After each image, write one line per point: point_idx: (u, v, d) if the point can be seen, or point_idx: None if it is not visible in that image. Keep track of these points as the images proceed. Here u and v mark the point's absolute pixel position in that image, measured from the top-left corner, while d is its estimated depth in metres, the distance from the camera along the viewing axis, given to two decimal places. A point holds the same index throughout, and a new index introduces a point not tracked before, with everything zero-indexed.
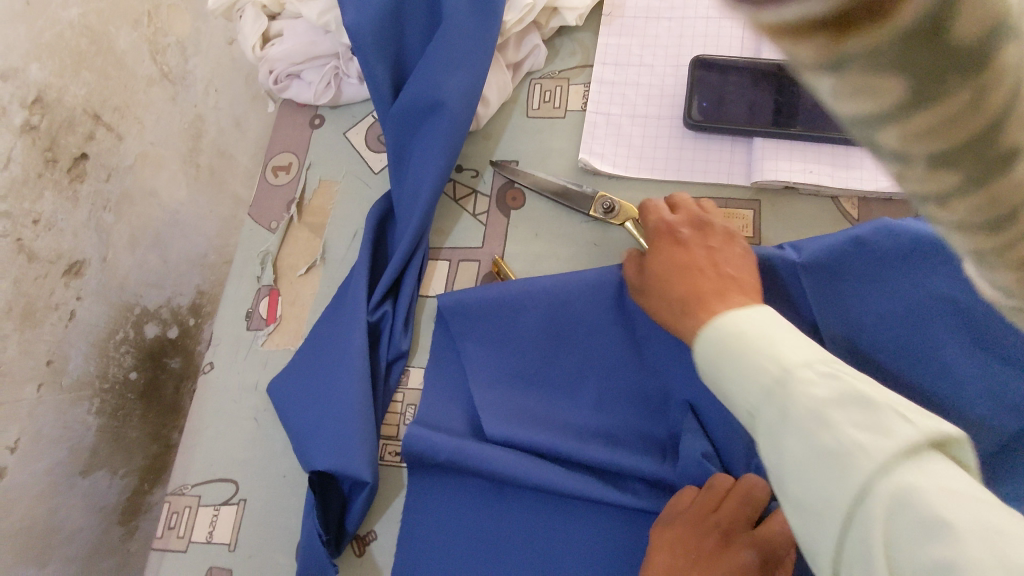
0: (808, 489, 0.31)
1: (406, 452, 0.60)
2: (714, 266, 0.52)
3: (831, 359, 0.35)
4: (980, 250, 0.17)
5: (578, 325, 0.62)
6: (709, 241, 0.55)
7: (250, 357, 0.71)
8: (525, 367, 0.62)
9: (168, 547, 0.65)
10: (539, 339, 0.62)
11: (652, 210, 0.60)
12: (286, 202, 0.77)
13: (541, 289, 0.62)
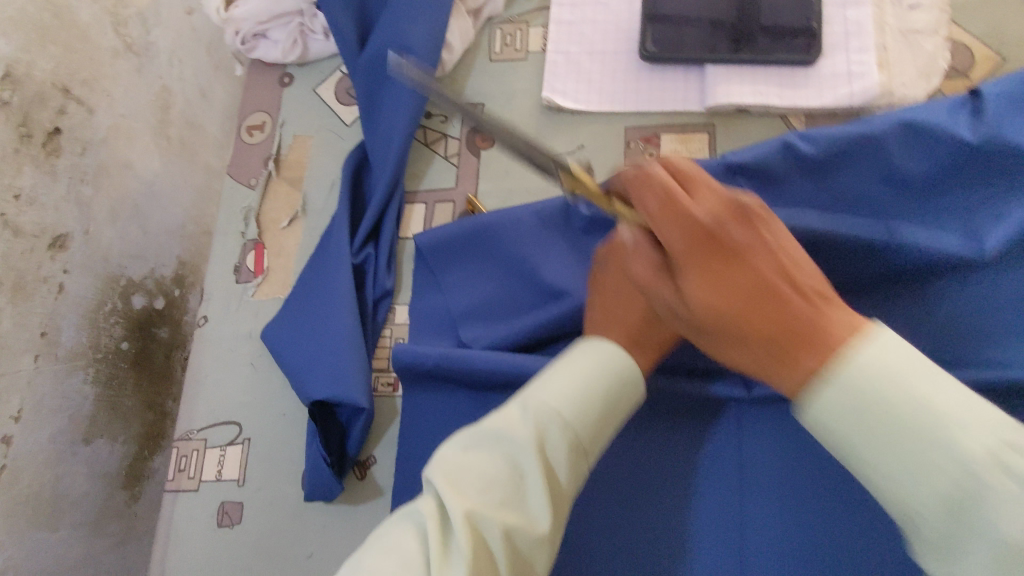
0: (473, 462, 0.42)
1: (396, 361, 0.64)
2: (772, 248, 0.40)
3: (971, 393, 0.33)
4: None
5: (547, 244, 0.66)
6: (764, 239, 0.40)
7: (242, 308, 0.74)
8: (504, 291, 0.67)
9: (181, 488, 0.69)
10: (513, 263, 0.67)
11: (644, 188, 0.40)
12: (262, 158, 0.80)
13: (512, 216, 0.67)
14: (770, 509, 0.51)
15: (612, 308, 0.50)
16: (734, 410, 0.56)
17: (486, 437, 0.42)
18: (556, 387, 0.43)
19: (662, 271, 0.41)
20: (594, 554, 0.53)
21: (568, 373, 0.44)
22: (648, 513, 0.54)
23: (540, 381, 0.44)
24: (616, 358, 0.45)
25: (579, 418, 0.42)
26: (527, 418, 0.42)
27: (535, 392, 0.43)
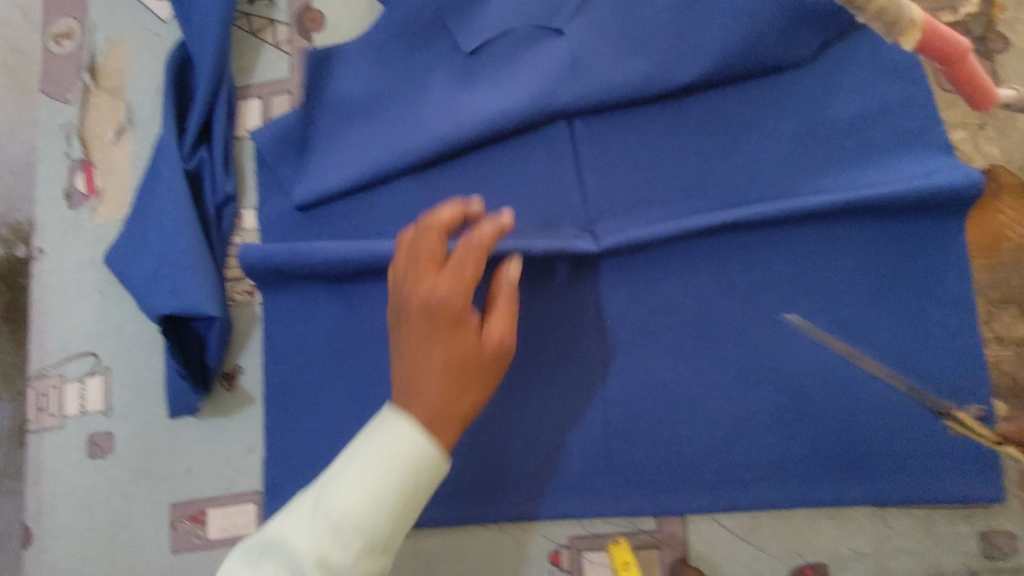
0: None
1: (242, 259, 0.60)
2: None
3: None
4: None
5: (389, 100, 0.64)
6: None
7: (80, 234, 0.69)
8: (349, 161, 0.63)
9: (45, 427, 0.66)
10: (356, 128, 0.64)
11: None
12: (76, 69, 0.72)
13: (354, 78, 0.64)
14: (630, 359, 0.57)
15: (410, 377, 0.45)
16: (588, 279, 0.59)
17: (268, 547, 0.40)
18: (354, 482, 0.40)
19: None
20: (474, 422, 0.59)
21: (360, 461, 0.41)
22: (523, 377, 0.59)
23: (335, 470, 0.42)
24: (406, 444, 0.42)
25: (375, 510, 0.40)
26: (316, 513, 0.40)
27: (331, 481, 0.41)
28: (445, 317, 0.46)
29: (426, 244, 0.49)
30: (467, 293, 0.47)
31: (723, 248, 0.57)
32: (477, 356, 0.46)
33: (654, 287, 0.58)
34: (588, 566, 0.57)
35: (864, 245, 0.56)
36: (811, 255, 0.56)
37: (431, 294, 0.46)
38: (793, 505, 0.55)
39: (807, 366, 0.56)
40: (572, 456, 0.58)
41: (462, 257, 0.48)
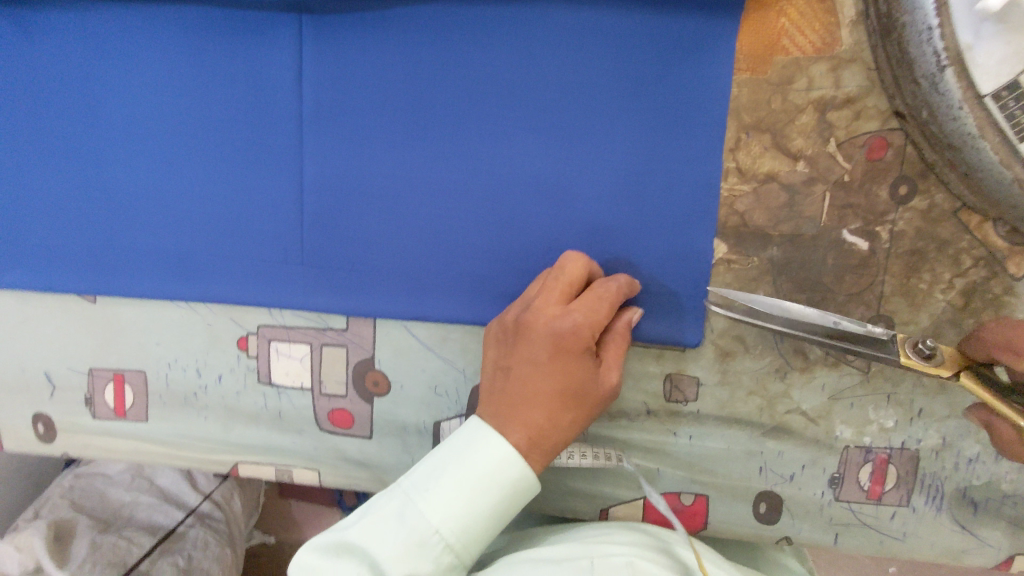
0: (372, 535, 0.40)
1: None
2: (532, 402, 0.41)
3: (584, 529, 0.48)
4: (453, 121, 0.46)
5: None
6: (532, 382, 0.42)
7: None
8: None
9: None
10: None
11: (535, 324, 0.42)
12: None
13: None
14: (333, 144, 0.50)
15: (504, 392, 0.42)
16: (295, 42, 0.49)
17: (348, 547, 0.40)
18: (440, 494, 0.40)
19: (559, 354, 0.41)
20: (163, 195, 0.53)
21: (456, 482, 0.40)
22: (217, 151, 0.52)
23: (426, 473, 0.41)
24: (505, 466, 0.40)
25: (464, 534, 0.40)
26: (402, 518, 0.40)
27: (421, 489, 0.40)
28: (573, 345, 0.41)
29: (556, 275, 0.45)
30: (598, 328, 0.42)
31: (450, 18, 0.48)
32: (590, 405, 0.41)
33: (368, 60, 0.49)
34: (275, 355, 0.55)
35: (612, 33, 0.46)
36: (547, 40, 0.47)
37: (561, 320, 0.41)
38: (484, 322, 0.51)
39: (522, 173, 0.49)
40: (264, 241, 0.53)
41: (598, 293, 0.43)
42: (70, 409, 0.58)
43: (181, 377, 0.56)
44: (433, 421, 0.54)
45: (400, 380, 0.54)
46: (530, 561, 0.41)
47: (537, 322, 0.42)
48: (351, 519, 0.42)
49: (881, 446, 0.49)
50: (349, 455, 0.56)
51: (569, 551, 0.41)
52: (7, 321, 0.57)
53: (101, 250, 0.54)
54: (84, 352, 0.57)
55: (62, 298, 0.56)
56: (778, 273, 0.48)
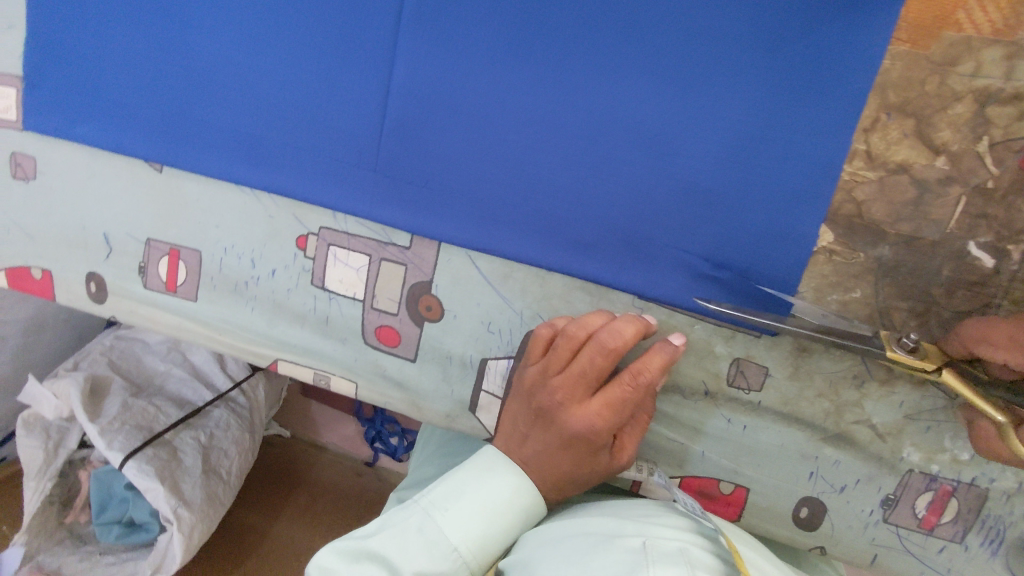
0: (393, 549, 0.44)
1: None
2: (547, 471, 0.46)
3: (620, 504, 0.49)
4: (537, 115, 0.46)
5: None
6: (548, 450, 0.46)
7: None
8: None
9: None
10: None
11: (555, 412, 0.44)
12: None
13: None
14: (427, 50, 0.47)
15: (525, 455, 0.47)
16: None
17: (367, 553, 0.44)
18: (458, 511, 0.45)
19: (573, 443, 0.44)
20: (248, 74, 0.51)
21: (475, 503, 0.45)
22: (309, 38, 0.49)
23: (445, 491, 0.46)
24: (522, 494, 0.46)
25: (480, 551, 0.45)
26: (422, 530, 0.45)
27: (441, 507, 0.45)
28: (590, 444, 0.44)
29: (582, 356, 0.43)
30: (617, 425, 0.43)
31: None
32: (604, 478, 0.47)
33: None
34: (332, 260, 0.53)
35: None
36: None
37: (582, 421, 0.43)
38: (553, 268, 0.49)
39: (622, 116, 0.45)
40: (339, 141, 0.50)
41: (623, 393, 0.42)
42: (123, 274, 0.58)
43: (235, 264, 0.55)
44: (480, 357, 0.52)
45: (454, 309, 0.52)
46: (584, 534, 0.43)
47: (559, 417, 0.44)
48: (368, 530, 0.46)
49: (948, 478, 0.46)
50: (389, 374, 0.54)
51: (623, 528, 0.43)
52: (73, 174, 0.57)
53: (177, 120, 0.53)
54: (144, 220, 0.56)
55: (129, 161, 0.55)
56: (884, 275, 0.43)
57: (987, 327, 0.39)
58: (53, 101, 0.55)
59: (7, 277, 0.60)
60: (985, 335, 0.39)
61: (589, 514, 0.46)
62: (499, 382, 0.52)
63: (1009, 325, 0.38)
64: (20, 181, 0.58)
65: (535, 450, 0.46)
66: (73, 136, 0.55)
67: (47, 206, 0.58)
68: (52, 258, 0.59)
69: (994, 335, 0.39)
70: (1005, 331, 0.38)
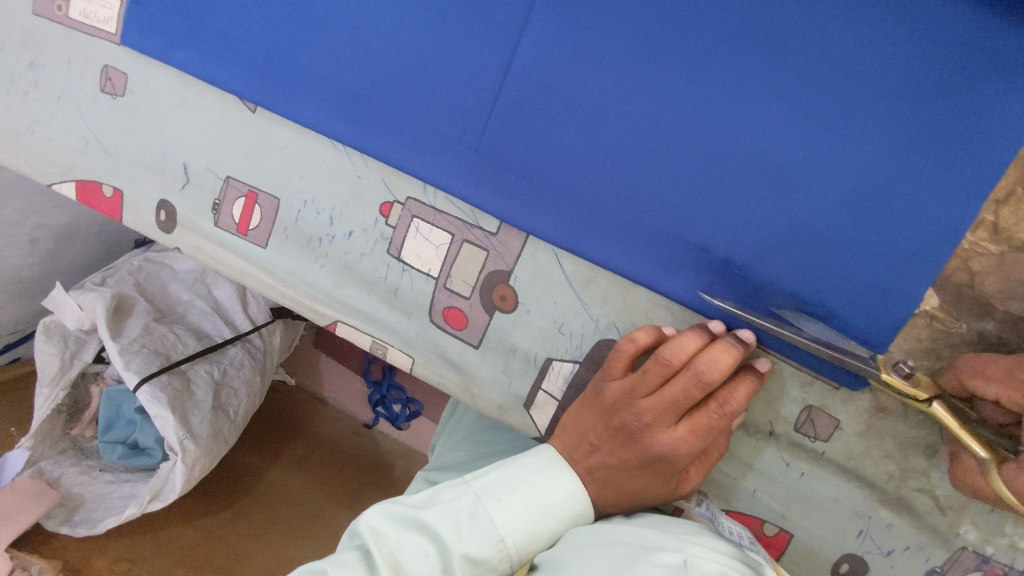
0: (443, 525, 0.47)
1: None
2: (617, 485, 0.48)
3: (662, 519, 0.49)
4: (657, 125, 0.46)
5: None
6: (622, 467, 0.47)
7: None
8: None
9: None
10: None
11: (638, 435, 0.45)
12: None
13: None
14: (560, 40, 0.46)
15: (597, 468, 0.49)
16: None
17: (418, 524, 0.47)
18: (508, 505, 0.48)
19: (651, 463, 0.46)
20: (364, 30, 0.50)
21: (525, 501, 0.48)
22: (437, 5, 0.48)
23: (499, 482, 0.49)
24: (574, 501, 0.49)
25: (524, 545, 0.48)
26: (472, 515, 0.48)
27: (492, 496, 0.48)
28: (668, 467, 0.46)
29: (677, 384, 0.43)
30: (697, 451, 0.45)
31: None
32: (667, 500, 0.49)
33: None
34: (413, 232, 0.52)
35: (914, 26, 0.41)
36: (830, 7, 0.42)
37: (667, 446, 0.45)
38: (640, 281, 0.48)
39: (745, 141, 0.45)
40: (445, 114, 0.49)
41: (710, 420, 0.44)
42: (195, 208, 0.57)
43: (312, 219, 0.54)
44: (545, 356, 0.51)
45: (529, 304, 0.51)
46: (622, 545, 0.44)
47: (641, 438, 0.45)
48: (418, 499, 0.49)
49: (1001, 562, 0.45)
50: (448, 355, 0.54)
51: (662, 543, 0.44)
52: (162, 98, 0.55)
53: (280, 63, 0.52)
54: (226, 158, 0.55)
55: (222, 96, 0.54)
56: (983, 349, 0.42)
57: (983, 359, 0.40)
58: (155, 21, 0.54)
59: (76, 189, 0.59)
60: (982, 367, 0.40)
61: (630, 525, 0.47)
62: (559, 383, 0.52)
63: (1005, 358, 0.39)
64: (107, 95, 0.56)
65: (609, 465, 0.48)
66: (169, 60, 0.54)
67: (129, 125, 0.57)
68: (126, 178, 0.58)
69: (989, 366, 0.39)
70: (1001, 363, 0.39)
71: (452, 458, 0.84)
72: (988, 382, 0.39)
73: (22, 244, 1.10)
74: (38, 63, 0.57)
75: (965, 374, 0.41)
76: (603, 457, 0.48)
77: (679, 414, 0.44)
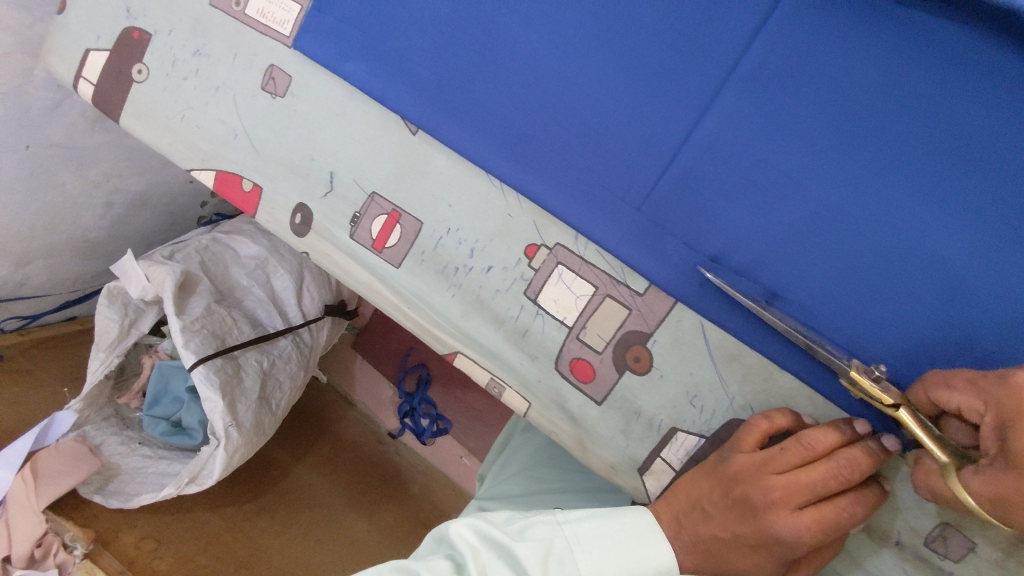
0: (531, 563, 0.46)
1: None
2: (722, 556, 0.48)
3: None
4: (832, 216, 0.46)
5: None
6: (734, 540, 0.46)
7: None
8: None
9: None
10: None
11: (760, 512, 0.44)
12: None
13: None
14: (749, 116, 0.46)
15: (704, 536, 0.48)
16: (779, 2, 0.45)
17: (508, 555, 0.47)
18: (601, 561, 0.47)
19: (767, 543, 0.45)
20: (545, 74, 0.50)
21: (616, 558, 0.47)
22: (626, 63, 0.48)
23: (594, 534, 0.48)
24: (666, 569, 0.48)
25: None
26: (562, 561, 0.47)
27: (585, 546, 0.47)
28: (781, 550, 0.45)
29: (816, 470, 0.43)
30: (816, 543, 0.44)
31: (947, 72, 0.43)
32: None
33: (829, 57, 0.45)
34: (556, 278, 0.52)
35: None
36: None
37: (791, 531, 0.43)
38: (789, 367, 0.47)
39: (924, 248, 0.44)
40: (614, 169, 0.49)
41: (839, 516, 0.43)
42: (333, 217, 0.57)
43: (453, 248, 0.54)
44: (670, 425, 0.51)
45: (663, 370, 0.50)
46: None
47: (760, 515, 0.44)
48: (512, 527, 0.49)
49: None
50: (568, 406, 0.53)
51: None
52: (323, 105, 0.56)
53: (453, 92, 0.52)
54: (376, 174, 0.55)
55: (386, 113, 0.54)
56: None
57: (950, 373, 0.42)
58: (333, 31, 0.54)
59: (215, 178, 0.59)
60: (946, 379, 0.41)
61: None
62: (680, 454, 0.51)
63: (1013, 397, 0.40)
64: (267, 94, 0.57)
65: (717, 535, 0.47)
66: (340, 71, 0.54)
67: (283, 126, 0.57)
68: (268, 176, 0.58)
69: (954, 378, 0.41)
70: (963, 375, 0.41)
71: (508, 489, 0.83)
72: (951, 391, 0.40)
73: (98, 205, 1.10)
74: (204, 51, 0.58)
75: (931, 388, 0.42)
76: (715, 529, 0.47)
77: (809, 502, 0.43)
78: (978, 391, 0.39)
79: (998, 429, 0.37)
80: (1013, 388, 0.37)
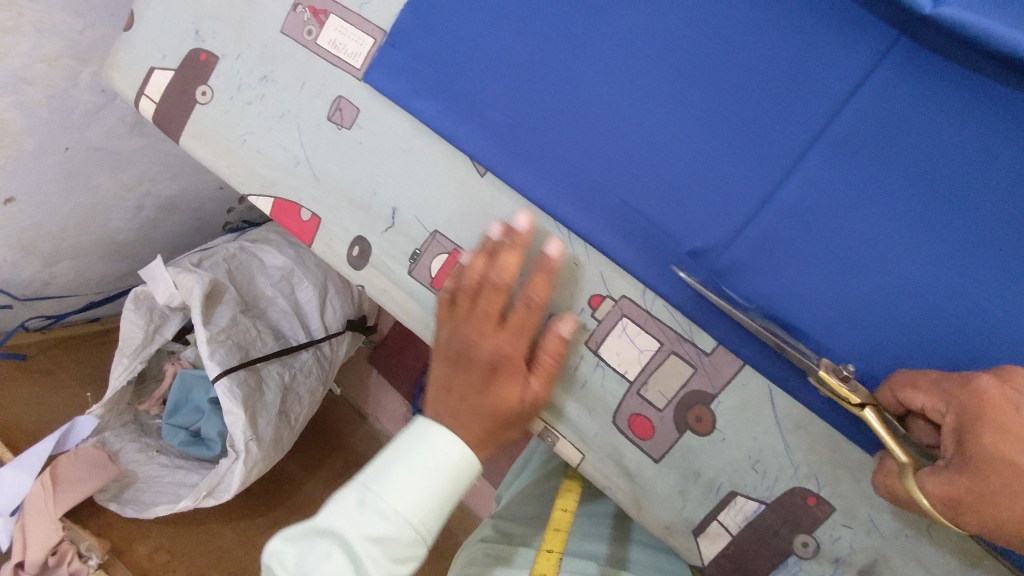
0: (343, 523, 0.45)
1: None
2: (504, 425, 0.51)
3: None
4: (915, 290, 0.45)
5: None
6: (489, 404, 0.51)
7: None
8: None
9: None
10: None
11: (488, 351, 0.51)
12: None
13: None
14: (832, 182, 0.46)
15: (466, 406, 0.51)
16: (869, 72, 0.44)
17: (315, 530, 0.46)
18: (392, 483, 0.47)
19: (492, 374, 0.51)
20: (622, 125, 0.50)
21: (406, 471, 0.48)
22: (707, 120, 0.48)
23: (378, 467, 0.48)
24: (446, 449, 0.49)
25: (417, 510, 0.47)
26: (360, 503, 0.46)
27: (374, 480, 0.47)
28: (511, 384, 0.50)
29: (485, 295, 0.51)
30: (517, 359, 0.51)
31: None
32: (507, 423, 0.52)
33: (918, 129, 0.44)
34: (620, 331, 0.51)
35: None
36: None
37: (496, 349, 0.51)
38: (859, 439, 0.46)
39: (1006, 328, 0.43)
40: (687, 225, 0.48)
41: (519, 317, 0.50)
42: (393, 252, 0.56)
43: (517, 293, 0.53)
44: (730, 488, 0.50)
45: (726, 433, 0.49)
46: None
47: (495, 358, 0.51)
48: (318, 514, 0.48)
49: None
50: (624, 462, 0.52)
51: None
52: (389, 139, 0.55)
53: (525, 135, 0.52)
54: (440, 211, 0.54)
55: (455, 153, 0.54)
56: None
57: (916, 372, 0.43)
58: (405, 66, 0.54)
59: (273, 206, 0.58)
60: (911, 379, 0.42)
61: None
62: (739, 520, 0.50)
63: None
64: (333, 125, 0.56)
65: (473, 406, 0.51)
66: (409, 107, 0.54)
67: (347, 157, 0.56)
68: (328, 206, 0.57)
69: (919, 379, 0.42)
70: (931, 377, 0.41)
71: None
72: (916, 391, 0.41)
73: (129, 209, 1.10)
74: (271, 77, 0.58)
75: (896, 386, 0.43)
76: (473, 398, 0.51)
77: (521, 323, 0.51)
78: (943, 393, 0.40)
79: (957, 431, 0.38)
80: (976, 392, 0.38)
